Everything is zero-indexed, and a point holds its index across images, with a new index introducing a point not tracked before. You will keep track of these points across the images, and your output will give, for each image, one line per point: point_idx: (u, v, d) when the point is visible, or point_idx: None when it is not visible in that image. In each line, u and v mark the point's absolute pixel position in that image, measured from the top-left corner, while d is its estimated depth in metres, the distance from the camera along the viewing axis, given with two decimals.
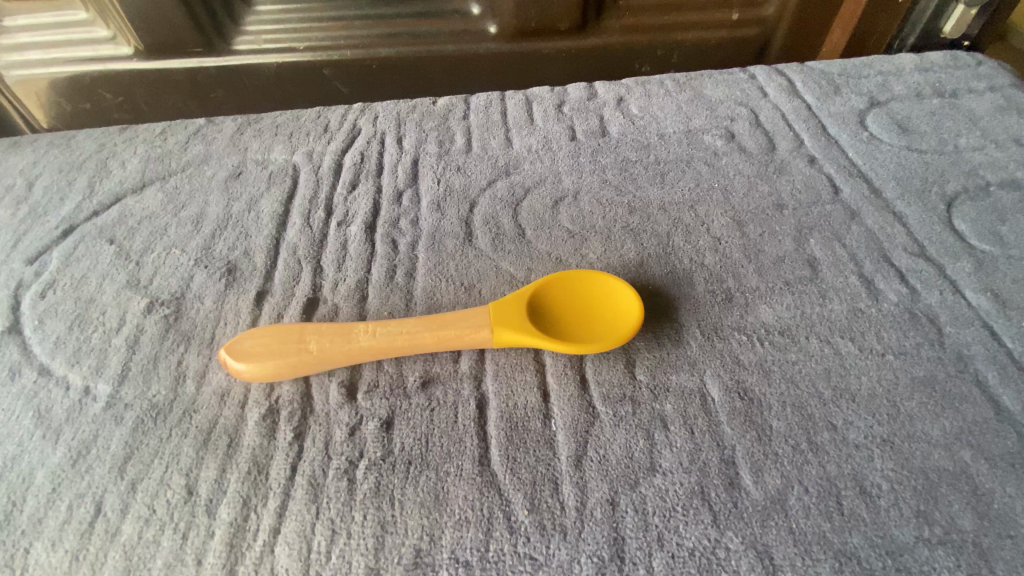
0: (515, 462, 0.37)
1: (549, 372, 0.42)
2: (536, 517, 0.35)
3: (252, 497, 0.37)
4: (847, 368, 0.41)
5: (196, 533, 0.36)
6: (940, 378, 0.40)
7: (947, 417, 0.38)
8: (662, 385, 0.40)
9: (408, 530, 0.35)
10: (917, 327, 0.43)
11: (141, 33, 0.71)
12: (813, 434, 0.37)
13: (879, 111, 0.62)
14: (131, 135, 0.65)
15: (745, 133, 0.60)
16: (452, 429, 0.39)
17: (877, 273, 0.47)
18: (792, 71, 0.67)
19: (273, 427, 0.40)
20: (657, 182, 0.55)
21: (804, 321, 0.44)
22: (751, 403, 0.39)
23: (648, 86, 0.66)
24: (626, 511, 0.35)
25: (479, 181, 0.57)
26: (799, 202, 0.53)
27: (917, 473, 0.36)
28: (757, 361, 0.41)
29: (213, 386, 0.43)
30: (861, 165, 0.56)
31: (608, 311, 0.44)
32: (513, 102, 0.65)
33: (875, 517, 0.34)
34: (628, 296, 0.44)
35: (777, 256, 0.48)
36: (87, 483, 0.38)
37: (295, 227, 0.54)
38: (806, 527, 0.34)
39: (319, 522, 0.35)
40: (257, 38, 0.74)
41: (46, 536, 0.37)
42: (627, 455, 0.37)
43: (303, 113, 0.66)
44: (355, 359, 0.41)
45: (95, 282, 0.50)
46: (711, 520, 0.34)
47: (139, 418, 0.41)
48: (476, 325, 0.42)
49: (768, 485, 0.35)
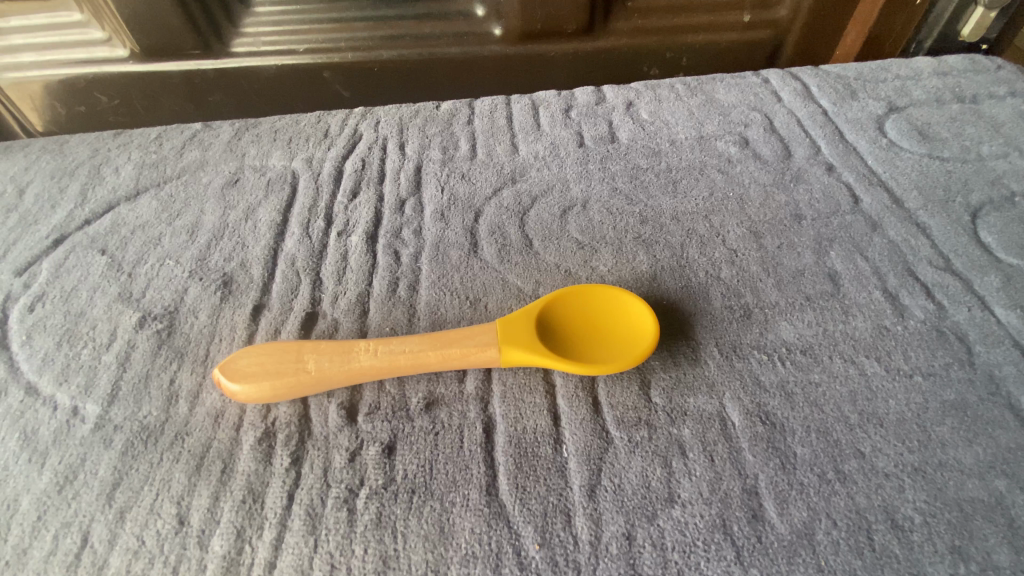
0: (524, 491, 0.35)
1: (560, 395, 0.40)
2: (547, 552, 0.33)
3: (246, 528, 0.35)
4: (874, 391, 0.39)
5: (188, 567, 0.34)
6: (971, 402, 0.38)
7: (979, 444, 0.36)
8: (679, 408, 0.38)
9: (411, 565, 0.32)
10: (945, 346, 0.41)
11: (137, 35, 0.69)
12: (840, 462, 0.35)
13: (898, 116, 0.60)
14: (126, 140, 0.63)
15: (759, 139, 0.58)
16: (458, 455, 0.37)
17: (902, 288, 0.45)
18: (807, 75, 0.65)
19: (270, 452, 0.38)
20: (669, 191, 0.53)
21: (827, 339, 0.42)
22: (774, 428, 0.37)
23: (658, 90, 0.64)
24: (644, 546, 0.33)
25: (484, 189, 0.55)
26: (818, 212, 0.51)
27: (950, 505, 0.34)
28: (779, 383, 0.39)
29: (207, 407, 0.41)
30: (881, 174, 0.54)
31: (627, 330, 0.41)
32: (519, 106, 0.64)
33: (908, 554, 0.32)
34: (647, 317, 0.41)
35: (796, 270, 0.46)
36: (74, 512, 0.36)
37: (294, 237, 0.52)
38: (836, 564, 0.32)
39: (316, 556, 0.33)
40: (255, 40, 0.72)
41: (32, 568, 0.35)
42: (644, 484, 0.35)
43: (303, 117, 0.64)
44: (355, 379, 0.39)
45: (86, 295, 0.49)
46: (734, 556, 0.32)
47: (129, 440, 0.39)
48: (484, 343, 0.40)
49: (794, 518, 0.33)
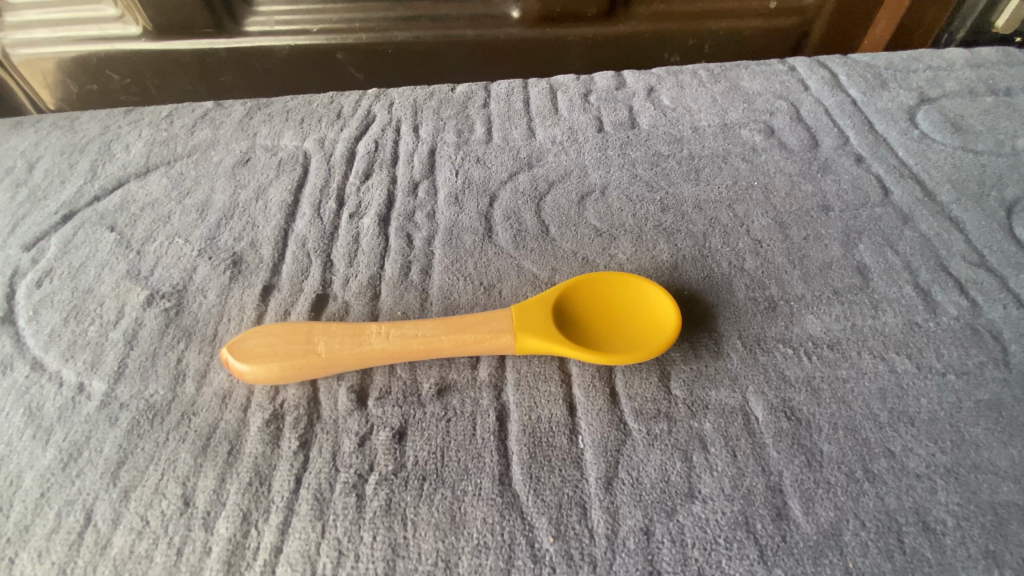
0: (538, 481, 0.34)
1: (576, 384, 0.38)
2: (562, 545, 0.31)
3: (253, 511, 0.34)
4: (904, 389, 0.37)
5: (192, 549, 0.33)
6: (1007, 402, 0.36)
7: (1016, 447, 0.35)
8: (701, 401, 0.37)
9: (421, 554, 0.31)
10: (979, 344, 0.39)
11: (149, 12, 0.68)
12: (869, 461, 0.34)
13: (930, 108, 0.58)
14: (136, 118, 0.62)
15: (785, 128, 0.56)
16: (470, 443, 0.36)
17: (934, 283, 0.43)
18: (835, 64, 0.63)
19: (278, 434, 0.37)
20: (691, 178, 0.52)
21: (856, 335, 0.40)
22: (799, 425, 0.36)
23: (681, 76, 0.62)
24: (663, 542, 0.31)
25: (499, 173, 0.54)
26: (846, 204, 0.49)
27: (984, 509, 0.32)
28: (805, 378, 0.38)
29: (214, 387, 0.40)
30: (912, 166, 0.52)
31: (646, 319, 0.40)
32: (536, 90, 0.62)
33: (941, 558, 0.31)
34: (665, 302, 0.40)
35: (823, 262, 0.44)
36: (77, 489, 0.36)
37: (305, 218, 0.51)
38: (865, 566, 0.30)
39: (324, 542, 0.32)
40: (270, 19, 0.71)
41: (33, 546, 0.34)
42: (663, 479, 0.34)
43: (316, 98, 0.63)
44: (365, 363, 0.38)
45: (94, 272, 0.48)
46: (757, 555, 0.31)
47: (135, 419, 0.38)
48: (500, 329, 0.38)
49: (820, 517, 0.32)
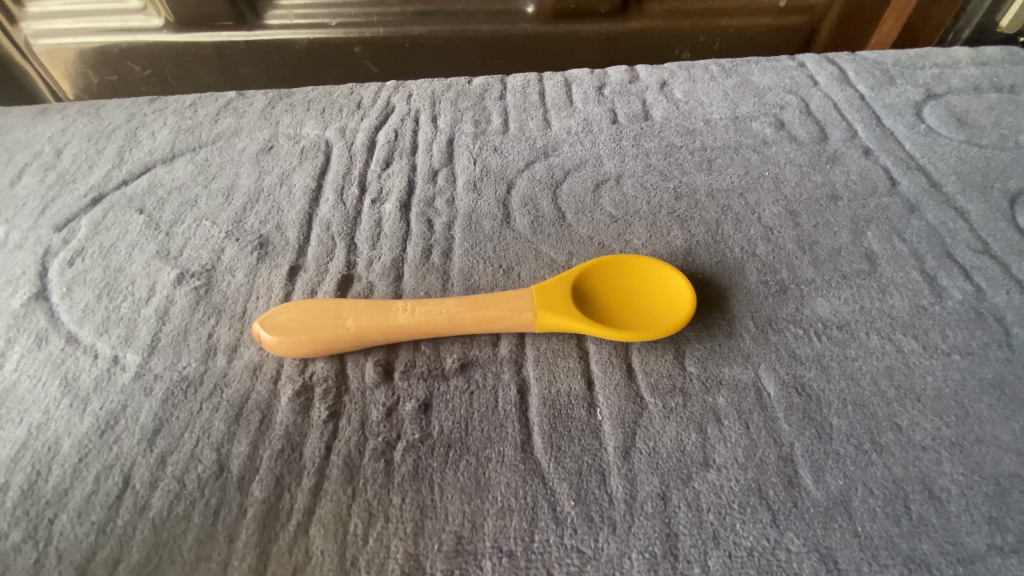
0: (559, 450, 0.35)
1: (593, 360, 0.40)
2: (583, 508, 0.33)
3: (286, 476, 0.35)
4: (911, 367, 0.38)
5: (228, 510, 0.34)
6: (1010, 380, 0.38)
7: (1018, 422, 0.36)
8: (714, 377, 0.38)
9: (448, 516, 0.33)
10: (983, 327, 0.41)
11: (172, 4, 0.70)
12: (876, 434, 0.35)
13: (936, 103, 0.59)
14: (161, 106, 0.64)
15: (795, 121, 0.57)
16: (493, 414, 0.37)
17: (939, 270, 0.44)
18: (844, 60, 0.64)
19: (307, 404, 0.39)
20: (703, 168, 0.53)
21: (864, 317, 0.41)
22: (809, 400, 0.37)
23: (692, 71, 0.63)
24: (679, 506, 0.33)
25: (516, 162, 0.55)
26: (854, 194, 0.50)
27: (987, 479, 0.34)
28: (815, 357, 0.39)
29: (244, 360, 0.41)
30: (919, 158, 0.53)
31: (662, 299, 0.42)
32: (551, 83, 0.64)
33: (945, 523, 0.32)
34: (683, 286, 0.41)
35: (832, 248, 0.46)
36: (115, 455, 0.37)
37: (328, 203, 0.53)
38: (872, 530, 0.32)
39: (355, 504, 0.34)
40: (289, 12, 0.73)
41: (73, 508, 0.35)
42: (678, 448, 0.35)
43: (336, 89, 0.64)
44: (392, 338, 0.40)
45: (124, 252, 0.49)
46: (770, 519, 0.32)
47: (169, 390, 0.40)
48: (522, 307, 0.40)
49: (830, 485, 0.33)
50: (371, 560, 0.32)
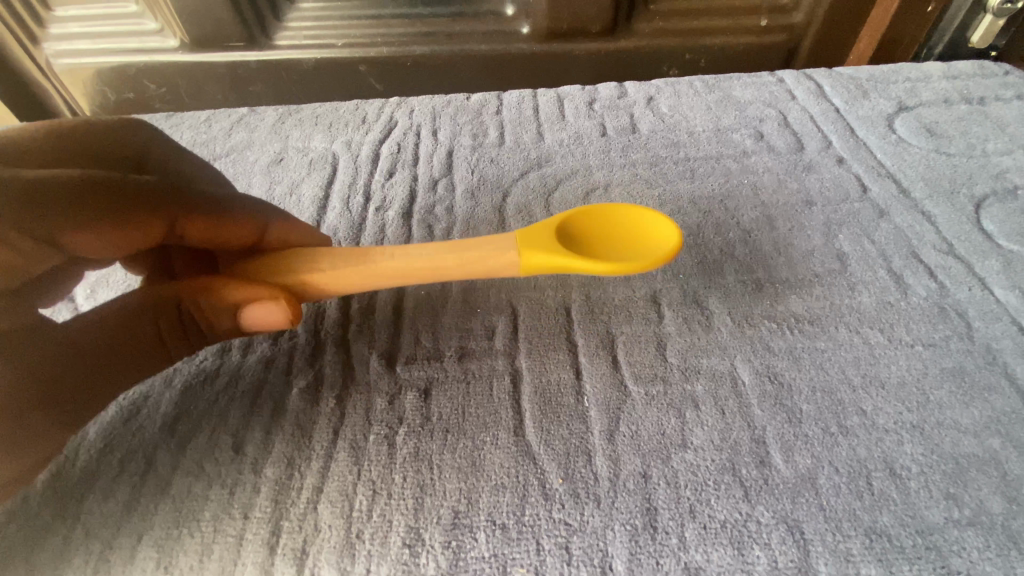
0: (549, 433, 0.38)
1: (582, 353, 0.43)
2: (570, 485, 0.36)
3: (297, 457, 0.38)
4: (876, 357, 0.41)
5: (244, 489, 0.37)
6: (969, 369, 0.41)
7: (976, 407, 0.39)
8: (693, 367, 0.41)
9: (446, 492, 0.36)
10: (945, 321, 0.44)
11: (188, 26, 0.75)
12: (843, 418, 0.38)
13: (908, 115, 0.63)
14: (177, 122, 0.68)
15: (773, 133, 0.61)
16: (488, 402, 0.40)
17: (906, 268, 0.48)
18: (821, 76, 0.68)
19: (316, 394, 0.41)
20: (686, 177, 0.57)
21: (833, 312, 0.44)
22: (781, 387, 0.40)
23: (677, 86, 0.67)
24: (659, 483, 0.36)
25: (511, 172, 0.59)
26: (828, 200, 0.54)
27: (946, 458, 0.36)
28: (788, 349, 0.42)
29: (258, 354, 0.44)
30: (889, 166, 0.57)
31: (648, 238, 0.44)
32: (545, 99, 0.67)
33: (905, 498, 0.35)
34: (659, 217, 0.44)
35: (806, 250, 0.49)
36: (138, 440, 0.40)
37: (335, 211, 0.56)
38: (836, 504, 0.34)
39: (360, 482, 0.37)
40: (298, 34, 0.77)
41: (98, 488, 0.38)
42: (659, 431, 0.38)
43: (342, 105, 0.68)
44: (368, 281, 0.42)
45: None
46: (742, 494, 0.35)
47: (188, 381, 0.43)
48: (497, 248, 0.42)
49: (798, 464, 0.36)
50: (375, 532, 0.35)
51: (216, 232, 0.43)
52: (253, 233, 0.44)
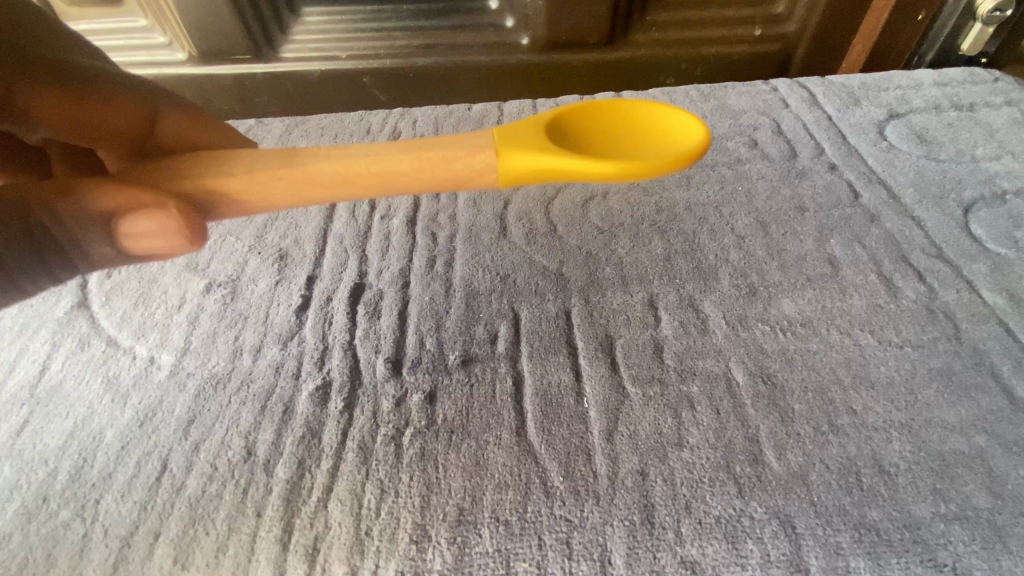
0: (549, 434, 0.39)
1: (581, 356, 0.44)
2: (570, 483, 0.37)
3: (307, 458, 0.40)
4: (866, 358, 0.43)
5: (256, 489, 0.39)
6: (957, 369, 0.42)
7: (963, 406, 0.40)
8: (689, 369, 0.43)
9: (451, 490, 0.37)
10: (934, 322, 0.45)
11: (197, 40, 0.76)
12: (833, 417, 0.40)
13: (898, 122, 0.65)
14: None
15: (767, 141, 0.63)
16: (491, 403, 0.41)
17: (895, 272, 0.49)
18: (814, 84, 0.70)
19: (325, 397, 0.43)
20: (683, 185, 0.58)
21: (825, 314, 0.46)
22: (774, 387, 0.41)
23: (673, 96, 0.69)
24: (656, 481, 0.37)
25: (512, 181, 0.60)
26: (820, 205, 0.55)
27: (933, 455, 0.38)
28: (781, 351, 0.44)
29: (268, 359, 0.46)
30: (880, 173, 0.58)
31: (669, 136, 0.44)
32: (544, 109, 0.69)
33: (893, 494, 0.36)
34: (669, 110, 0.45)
35: (798, 255, 0.50)
36: (153, 442, 0.41)
37: (341, 220, 0.57)
38: (827, 499, 0.36)
39: (368, 481, 0.38)
40: (302, 46, 0.79)
41: (116, 489, 0.39)
42: (656, 431, 0.39)
43: (347, 116, 0.70)
44: (320, 183, 0.39)
45: (157, 264, 0.53)
46: (736, 491, 0.36)
47: (201, 385, 0.44)
48: (466, 150, 0.40)
49: (790, 461, 0.37)
50: (383, 529, 0.36)
51: (99, 116, 0.44)
52: (145, 119, 0.45)
